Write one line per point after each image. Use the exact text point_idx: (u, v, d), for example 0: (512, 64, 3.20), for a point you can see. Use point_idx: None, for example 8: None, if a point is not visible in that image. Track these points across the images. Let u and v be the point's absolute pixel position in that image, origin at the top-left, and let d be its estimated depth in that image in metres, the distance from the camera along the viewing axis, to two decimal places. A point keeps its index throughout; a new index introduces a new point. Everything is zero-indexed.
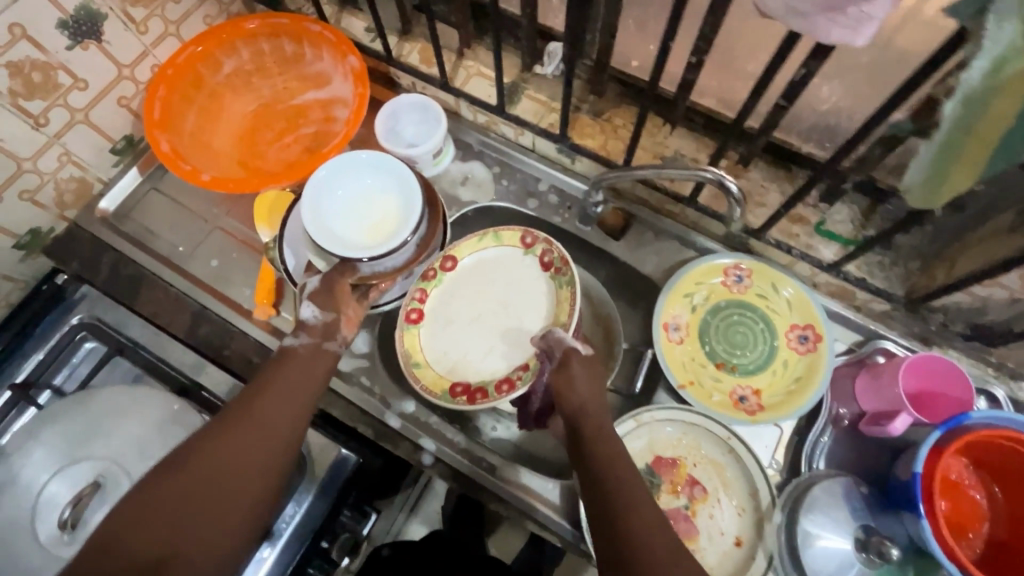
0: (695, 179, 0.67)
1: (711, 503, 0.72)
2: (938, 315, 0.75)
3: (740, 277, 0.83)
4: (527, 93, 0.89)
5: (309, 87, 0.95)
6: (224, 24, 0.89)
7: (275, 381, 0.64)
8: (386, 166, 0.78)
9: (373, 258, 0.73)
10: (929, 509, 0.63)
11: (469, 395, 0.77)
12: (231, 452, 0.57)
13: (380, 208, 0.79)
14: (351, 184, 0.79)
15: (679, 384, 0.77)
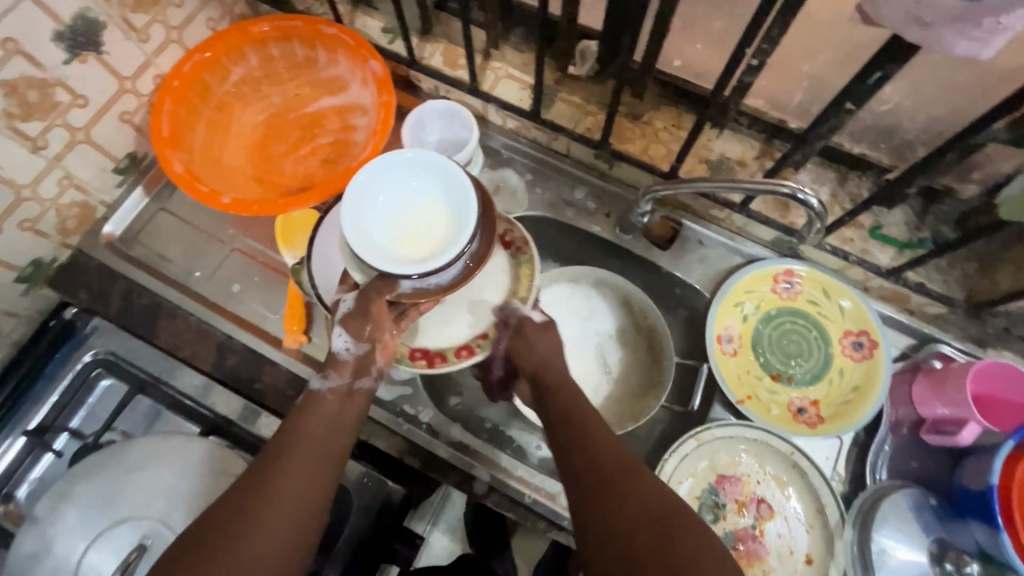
0: (770, 193, 0.62)
1: (779, 521, 0.70)
2: (999, 319, 0.73)
3: (791, 283, 0.80)
4: (560, 95, 0.84)
5: (323, 93, 0.88)
6: (231, 29, 0.82)
7: (301, 435, 0.59)
8: (435, 167, 0.64)
9: (421, 275, 0.60)
10: (1008, 520, 0.61)
11: (427, 358, 0.71)
12: (258, 521, 0.52)
13: (424, 218, 0.64)
14: (394, 193, 0.65)
15: (738, 399, 0.74)
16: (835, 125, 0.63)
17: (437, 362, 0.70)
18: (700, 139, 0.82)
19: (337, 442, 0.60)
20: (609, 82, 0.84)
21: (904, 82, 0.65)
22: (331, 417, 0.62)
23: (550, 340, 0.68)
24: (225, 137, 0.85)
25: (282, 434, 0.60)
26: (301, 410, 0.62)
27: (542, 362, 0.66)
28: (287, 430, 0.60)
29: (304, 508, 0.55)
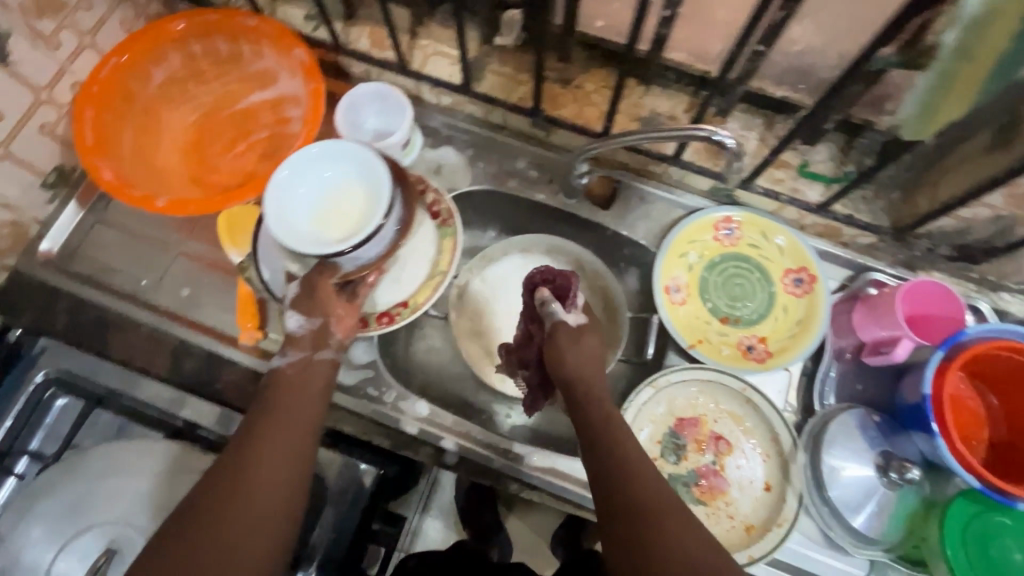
0: (689, 137, 0.65)
1: (737, 454, 0.74)
2: (924, 241, 0.76)
3: (730, 230, 0.84)
4: (491, 67, 0.85)
5: (253, 88, 0.87)
6: (147, 29, 0.80)
7: (272, 413, 0.60)
8: (346, 151, 0.66)
9: (352, 250, 0.62)
10: (942, 428, 0.66)
11: None
12: (244, 496, 0.54)
13: (348, 201, 0.66)
14: (315, 183, 0.67)
15: (689, 344, 0.77)
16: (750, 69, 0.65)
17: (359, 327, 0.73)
18: (631, 97, 0.83)
19: (309, 414, 0.62)
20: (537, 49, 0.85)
21: (809, 22, 0.67)
22: (300, 392, 0.63)
23: (584, 346, 0.65)
24: (155, 141, 0.83)
25: (254, 414, 0.61)
26: (271, 390, 0.63)
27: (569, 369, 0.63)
28: (258, 410, 0.61)
29: (283, 479, 0.56)
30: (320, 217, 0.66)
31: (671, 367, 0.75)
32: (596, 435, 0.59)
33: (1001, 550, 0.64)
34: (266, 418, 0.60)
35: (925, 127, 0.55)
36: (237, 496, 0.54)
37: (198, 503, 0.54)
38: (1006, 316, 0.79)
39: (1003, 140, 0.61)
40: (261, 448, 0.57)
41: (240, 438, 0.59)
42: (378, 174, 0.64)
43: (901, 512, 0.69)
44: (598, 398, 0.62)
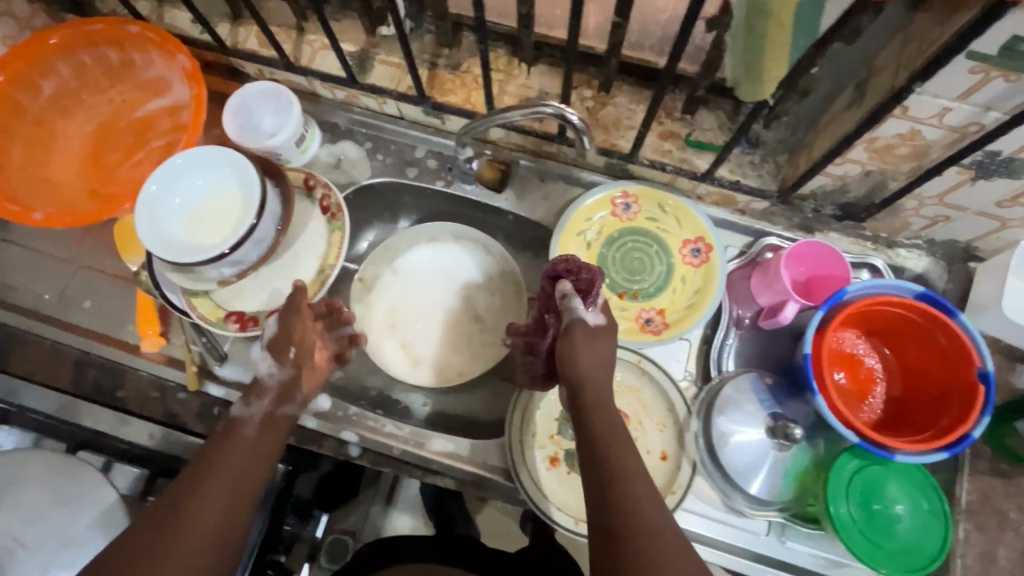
0: (540, 116, 0.65)
1: (635, 427, 0.75)
2: (809, 202, 0.76)
3: (629, 204, 0.83)
4: (378, 58, 0.85)
5: (149, 95, 0.85)
6: (30, 43, 0.80)
7: (214, 470, 0.55)
8: (219, 157, 0.70)
9: (231, 250, 0.65)
10: (822, 384, 0.66)
11: (241, 322, 0.77)
12: (167, 558, 0.49)
13: (223, 206, 0.70)
14: (189, 192, 0.70)
15: None
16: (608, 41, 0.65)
17: (251, 326, 0.77)
18: (519, 78, 0.83)
19: (255, 474, 0.57)
20: (424, 37, 0.84)
21: None
22: (250, 449, 0.59)
23: (599, 348, 0.60)
24: (49, 154, 0.82)
25: (193, 468, 0.55)
26: (217, 441, 0.58)
27: (584, 375, 0.59)
28: (200, 463, 0.56)
29: (213, 547, 0.51)
30: (197, 223, 0.69)
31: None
32: (614, 468, 0.54)
33: (883, 503, 0.65)
34: (206, 476, 0.55)
35: (762, 88, 0.53)
36: (159, 566, 0.49)
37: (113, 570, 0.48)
38: (902, 272, 0.79)
39: (858, 95, 0.61)
40: (195, 510, 0.52)
41: (176, 497, 0.53)
42: (247, 174, 0.68)
43: (794, 472, 0.70)
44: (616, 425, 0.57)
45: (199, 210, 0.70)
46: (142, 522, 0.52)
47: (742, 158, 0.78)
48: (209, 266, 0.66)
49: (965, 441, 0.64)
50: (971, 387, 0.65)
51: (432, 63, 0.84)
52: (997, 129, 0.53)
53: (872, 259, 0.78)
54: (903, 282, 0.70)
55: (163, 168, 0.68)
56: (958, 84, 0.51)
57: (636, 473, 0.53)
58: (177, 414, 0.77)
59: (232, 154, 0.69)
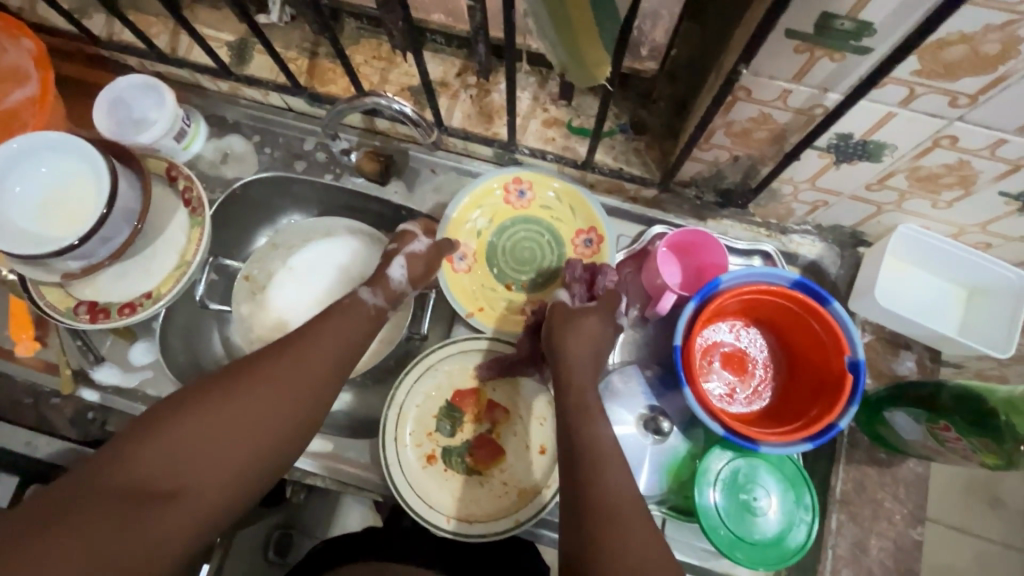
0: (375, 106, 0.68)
1: (513, 421, 0.74)
2: (691, 189, 0.74)
3: (523, 191, 0.80)
4: (258, 47, 0.82)
5: (9, 85, 0.84)
6: None
7: (317, 338, 0.60)
8: (63, 146, 0.72)
9: (78, 242, 0.68)
10: (689, 374, 0.65)
11: (91, 312, 0.74)
12: (269, 384, 0.55)
13: (73, 195, 0.72)
14: (29, 180, 0.72)
15: (466, 313, 0.77)
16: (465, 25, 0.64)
17: (100, 318, 0.74)
18: (401, 66, 0.80)
19: (347, 354, 0.62)
20: (303, 25, 0.81)
21: None
22: (348, 328, 0.63)
23: (584, 331, 0.63)
24: None
25: (294, 337, 0.60)
26: (337, 312, 0.64)
27: (562, 349, 0.62)
28: (303, 334, 0.61)
29: (296, 410, 0.56)
30: (45, 212, 0.72)
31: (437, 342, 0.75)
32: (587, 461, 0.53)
33: (749, 493, 0.64)
34: (305, 343, 0.60)
35: (591, 74, 0.51)
36: (222, 420, 0.52)
37: (208, 405, 0.53)
38: (794, 258, 0.77)
39: (714, 78, 0.59)
40: (281, 372, 0.57)
41: (270, 355, 0.58)
42: (96, 162, 0.71)
43: (668, 464, 0.69)
44: (592, 418, 0.56)
45: (46, 198, 0.72)
46: (222, 376, 0.56)
47: (627, 145, 0.76)
48: (54, 258, 0.69)
49: (831, 431, 0.62)
50: (841, 377, 0.64)
51: (312, 51, 0.81)
52: (835, 111, 0.51)
53: (763, 245, 0.76)
54: (779, 270, 0.68)
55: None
56: (788, 64, 0.49)
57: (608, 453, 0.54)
58: (52, 420, 0.76)
59: (76, 141, 0.71)
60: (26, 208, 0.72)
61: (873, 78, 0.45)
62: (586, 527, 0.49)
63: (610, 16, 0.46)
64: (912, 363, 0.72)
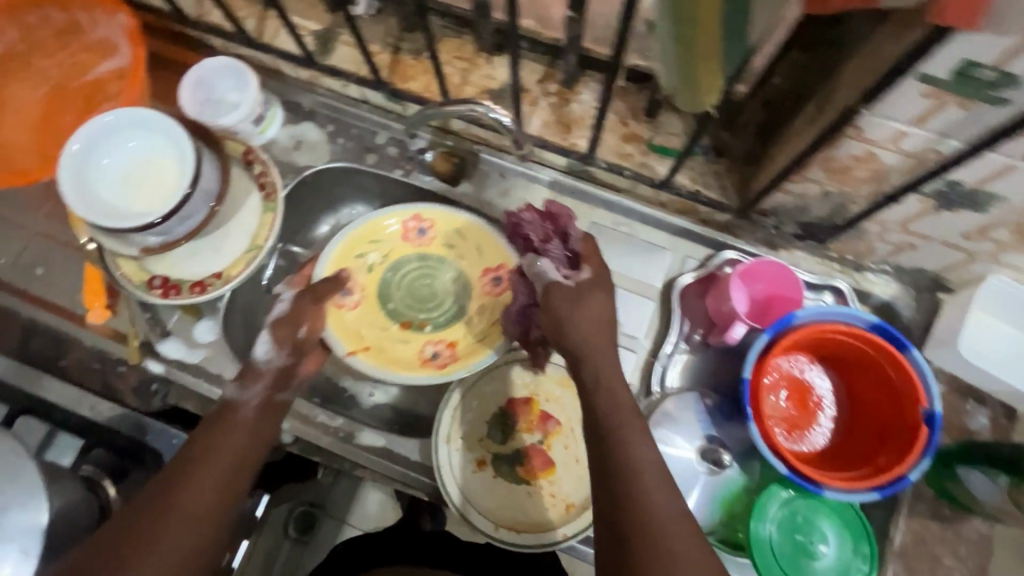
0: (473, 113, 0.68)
1: (565, 435, 0.73)
2: (770, 219, 0.75)
3: (423, 229, 0.83)
4: (342, 39, 0.83)
5: (97, 58, 0.87)
6: None
7: (222, 447, 0.56)
8: (150, 122, 0.73)
9: (160, 220, 0.70)
10: (756, 410, 0.64)
11: (163, 288, 0.76)
12: (176, 521, 0.50)
13: (156, 170, 0.73)
14: (115, 151, 0.73)
15: (347, 352, 0.78)
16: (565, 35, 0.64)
17: (172, 294, 0.76)
18: (483, 68, 0.79)
19: (246, 460, 0.57)
20: (388, 20, 0.82)
21: None
22: (242, 433, 0.59)
23: (591, 306, 0.60)
24: (3, 115, 0.86)
25: (186, 453, 0.55)
26: (212, 427, 0.58)
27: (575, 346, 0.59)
28: (183, 457, 0.55)
29: (208, 520, 0.52)
30: (128, 184, 0.73)
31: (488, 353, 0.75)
32: (625, 489, 0.50)
33: (808, 535, 0.63)
34: (203, 458, 0.55)
35: (702, 100, 0.49)
36: (139, 566, 0.48)
37: (128, 548, 0.48)
38: (867, 298, 0.75)
39: (818, 110, 0.57)
40: (191, 486, 0.52)
41: (177, 469, 0.54)
42: (180, 141, 0.72)
43: (722, 496, 0.68)
44: (622, 413, 0.55)
45: (128, 172, 0.73)
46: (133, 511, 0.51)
47: (707, 168, 0.75)
48: (135, 233, 0.71)
49: (901, 482, 0.61)
50: (915, 429, 0.62)
51: (395, 47, 0.81)
52: (954, 159, 0.49)
53: (836, 281, 0.74)
54: (856, 311, 0.66)
55: (90, 126, 0.72)
56: (910, 106, 0.47)
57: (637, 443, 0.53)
58: (115, 388, 0.77)
59: (164, 119, 0.72)
60: (109, 181, 0.73)
61: (1011, 129, 0.43)
62: (620, 520, 0.49)
63: (739, 42, 0.44)
64: (984, 419, 0.69)
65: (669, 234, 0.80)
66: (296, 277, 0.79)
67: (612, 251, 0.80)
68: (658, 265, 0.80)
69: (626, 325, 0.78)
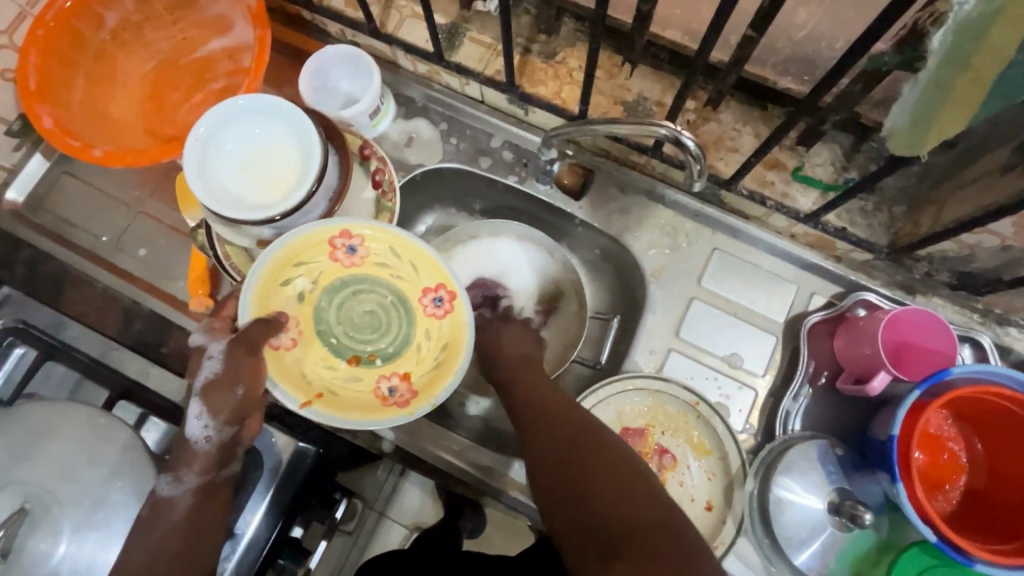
0: (649, 134, 0.58)
1: (681, 470, 0.70)
2: (922, 264, 0.70)
3: (353, 246, 0.71)
4: (469, 35, 0.79)
5: (211, 35, 0.84)
6: None
7: (155, 559, 0.54)
8: (277, 110, 0.69)
9: (281, 216, 0.67)
10: (905, 471, 0.62)
11: None
12: None
13: (278, 161, 0.70)
14: (239, 137, 0.70)
15: (300, 404, 0.65)
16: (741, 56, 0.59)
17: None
18: (619, 77, 0.75)
19: (198, 553, 0.56)
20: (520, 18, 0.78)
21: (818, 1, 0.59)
22: (183, 532, 0.56)
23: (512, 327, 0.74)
24: (109, 89, 0.81)
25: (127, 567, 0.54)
26: (148, 521, 0.56)
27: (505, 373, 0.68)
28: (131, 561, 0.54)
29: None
30: (248, 173, 0.70)
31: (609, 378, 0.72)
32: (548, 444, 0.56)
33: None
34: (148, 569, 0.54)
35: (924, 145, 0.46)
36: None
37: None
38: (1009, 355, 0.71)
39: (1019, 162, 0.53)
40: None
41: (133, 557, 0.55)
42: (307, 133, 0.68)
43: (850, 554, 0.65)
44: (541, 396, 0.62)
45: (249, 160, 0.70)
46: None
47: (853, 203, 0.70)
48: (254, 226, 0.67)
49: None
50: None
51: (525, 48, 0.77)
52: None
53: (979, 335, 0.69)
54: (1016, 372, 0.62)
55: (217, 109, 0.68)
56: None
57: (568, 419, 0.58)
58: None
59: (292, 108, 0.69)
60: (229, 167, 0.70)
61: None
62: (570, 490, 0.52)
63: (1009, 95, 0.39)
64: None
65: (797, 268, 0.76)
66: (216, 322, 0.66)
67: (735, 280, 0.76)
68: (784, 300, 0.75)
69: (747, 361, 0.75)
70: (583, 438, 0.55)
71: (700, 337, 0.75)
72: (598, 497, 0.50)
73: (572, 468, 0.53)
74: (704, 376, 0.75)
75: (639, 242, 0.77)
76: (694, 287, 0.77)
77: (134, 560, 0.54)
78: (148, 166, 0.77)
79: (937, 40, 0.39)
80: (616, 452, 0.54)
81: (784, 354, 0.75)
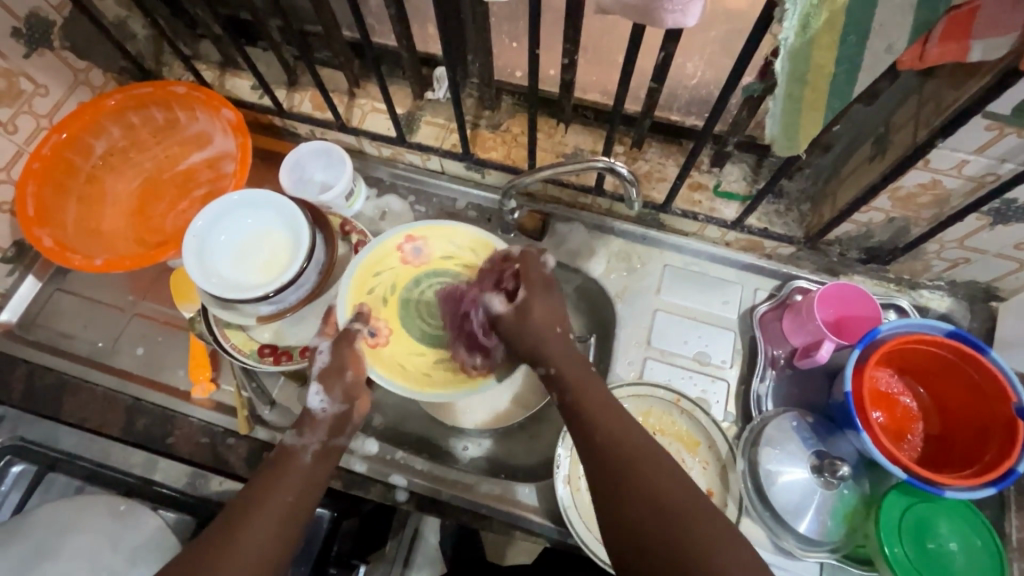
0: (589, 169, 0.72)
1: (678, 465, 0.76)
2: (834, 247, 0.82)
3: (417, 248, 0.82)
4: (424, 119, 0.92)
5: (191, 150, 0.92)
6: (85, 106, 0.86)
7: (271, 494, 0.58)
8: (265, 202, 0.78)
9: (276, 292, 0.73)
10: (866, 423, 0.69)
11: (275, 355, 0.78)
12: (241, 535, 0.55)
13: (270, 245, 0.78)
14: (233, 229, 0.78)
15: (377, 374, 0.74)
16: (649, 104, 0.74)
17: (284, 360, 0.78)
18: (556, 136, 0.88)
19: (305, 501, 0.60)
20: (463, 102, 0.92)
21: (699, 56, 0.79)
22: (299, 477, 0.61)
23: (552, 301, 0.70)
24: (99, 208, 0.87)
25: (244, 496, 0.58)
26: (279, 464, 0.62)
27: (541, 341, 0.67)
28: (256, 483, 0.60)
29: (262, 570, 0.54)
30: (242, 259, 0.77)
31: (601, 389, 0.79)
32: (590, 430, 0.58)
33: (936, 541, 0.67)
34: (262, 496, 0.58)
35: (797, 145, 0.57)
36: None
37: None
38: (927, 312, 0.82)
39: (878, 149, 0.67)
40: (244, 530, 0.55)
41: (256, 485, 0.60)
42: (295, 218, 0.76)
43: (842, 510, 0.71)
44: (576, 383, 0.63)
45: (242, 247, 0.78)
46: (208, 534, 0.55)
47: (768, 207, 0.84)
48: (252, 304, 0.73)
49: (1010, 476, 0.65)
50: (1010, 422, 0.66)
51: (474, 123, 0.90)
52: (1012, 179, 0.59)
53: (898, 300, 0.81)
54: (932, 321, 0.73)
55: (213, 206, 0.76)
56: (975, 139, 0.58)
57: (597, 401, 0.60)
58: (227, 460, 0.77)
59: (279, 199, 0.77)
60: (224, 255, 0.77)
61: None
62: (610, 476, 0.55)
63: (838, 105, 0.52)
64: None
65: (738, 269, 0.87)
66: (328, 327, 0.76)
67: (688, 289, 0.86)
68: (732, 299, 0.85)
69: (715, 356, 0.83)
70: (644, 454, 0.55)
71: (670, 342, 0.84)
72: (646, 485, 0.53)
73: (630, 507, 0.52)
74: (680, 376, 0.82)
75: (600, 269, 0.88)
76: (654, 300, 0.86)
77: (259, 491, 0.58)
78: (147, 268, 0.81)
79: (779, 66, 0.50)
80: (667, 475, 0.54)
81: (744, 345, 0.84)
